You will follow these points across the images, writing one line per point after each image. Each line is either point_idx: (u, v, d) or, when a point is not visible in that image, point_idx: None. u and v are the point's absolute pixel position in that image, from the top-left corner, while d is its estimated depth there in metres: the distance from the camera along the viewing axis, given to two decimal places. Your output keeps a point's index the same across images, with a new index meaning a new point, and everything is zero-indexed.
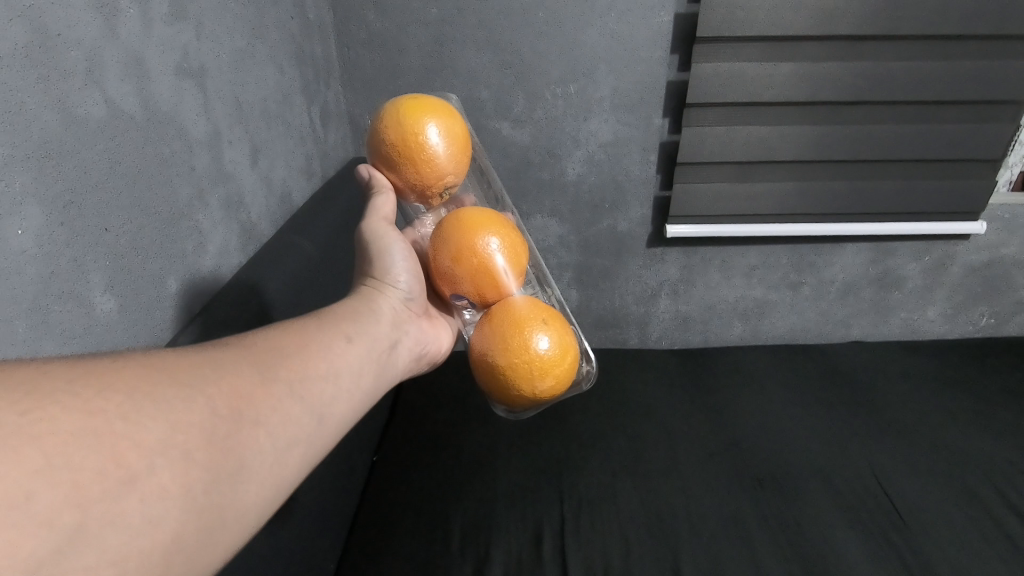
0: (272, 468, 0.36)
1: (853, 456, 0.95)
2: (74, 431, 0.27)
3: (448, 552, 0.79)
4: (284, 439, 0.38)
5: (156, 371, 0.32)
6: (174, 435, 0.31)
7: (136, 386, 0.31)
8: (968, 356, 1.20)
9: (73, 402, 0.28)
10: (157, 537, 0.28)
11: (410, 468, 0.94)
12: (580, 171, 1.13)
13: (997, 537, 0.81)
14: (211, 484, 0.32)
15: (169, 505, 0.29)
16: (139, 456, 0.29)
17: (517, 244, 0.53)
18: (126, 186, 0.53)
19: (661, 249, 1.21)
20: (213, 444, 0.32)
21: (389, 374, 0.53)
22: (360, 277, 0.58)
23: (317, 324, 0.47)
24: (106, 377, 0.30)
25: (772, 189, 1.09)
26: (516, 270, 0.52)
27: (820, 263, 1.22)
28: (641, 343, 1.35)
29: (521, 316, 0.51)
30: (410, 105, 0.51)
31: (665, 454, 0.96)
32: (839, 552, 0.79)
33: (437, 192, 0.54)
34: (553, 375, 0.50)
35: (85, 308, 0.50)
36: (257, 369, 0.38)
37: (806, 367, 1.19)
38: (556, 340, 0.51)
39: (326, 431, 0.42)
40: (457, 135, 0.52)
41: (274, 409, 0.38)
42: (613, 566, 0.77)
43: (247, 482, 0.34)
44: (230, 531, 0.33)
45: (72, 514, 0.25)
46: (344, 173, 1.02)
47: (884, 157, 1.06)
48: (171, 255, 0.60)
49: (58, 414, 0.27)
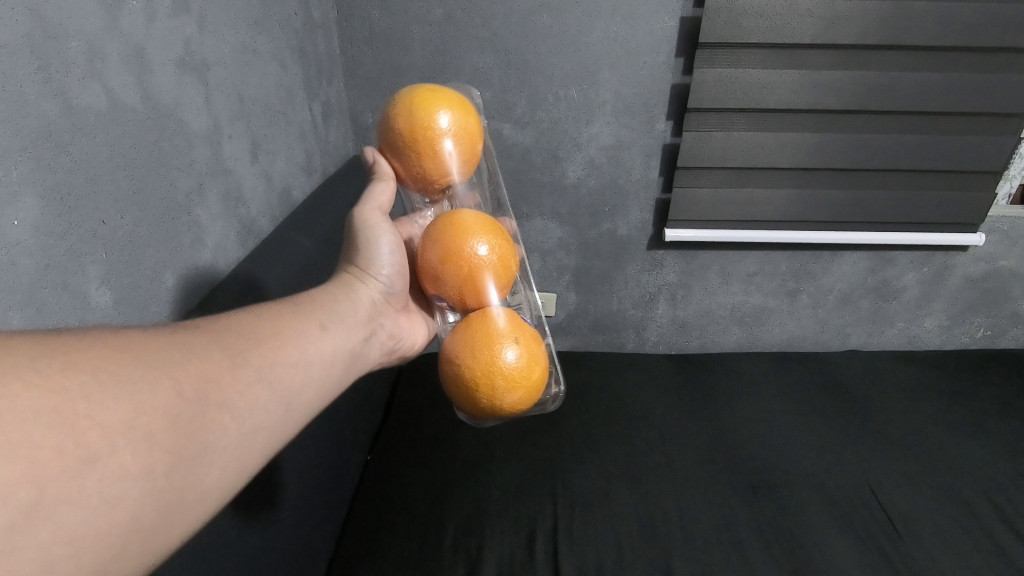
0: (236, 452, 0.36)
1: (847, 464, 0.95)
2: (33, 408, 0.27)
3: (439, 551, 0.79)
4: (250, 424, 0.38)
5: (123, 351, 0.32)
6: (137, 416, 0.30)
7: (101, 365, 0.30)
8: (964, 366, 1.20)
9: (36, 379, 0.27)
10: (114, 518, 0.28)
11: (403, 466, 0.94)
12: (581, 174, 1.13)
13: (990, 548, 0.81)
14: (173, 466, 0.31)
15: (129, 485, 0.29)
16: (100, 437, 0.28)
17: (508, 255, 0.53)
18: (122, 175, 0.53)
19: (661, 253, 1.21)
20: (178, 427, 0.32)
21: (361, 364, 0.53)
22: (342, 266, 0.58)
23: (292, 310, 0.47)
24: (71, 355, 0.30)
25: (771, 196, 1.09)
26: (502, 284, 0.52)
27: (819, 270, 1.22)
28: (638, 347, 1.35)
29: (496, 329, 0.50)
30: (424, 96, 0.51)
31: (660, 459, 0.96)
32: (832, 560, 0.79)
33: (439, 185, 0.54)
34: (518, 396, 0.51)
35: (80, 299, 0.49)
36: (226, 353, 0.38)
37: (802, 374, 1.19)
38: (529, 362, 0.51)
39: (292, 417, 0.42)
40: (469, 133, 0.51)
41: (243, 393, 0.38)
42: (607, 569, 0.77)
43: (209, 465, 0.34)
44: (189, 513, 0.33)
45: (28, 492, 0.25)
46: (343, 170, 1.01)
47: (883, 168, 1.06)
48: (168, 248, 0.60)
49: (19, 392, 0.26)
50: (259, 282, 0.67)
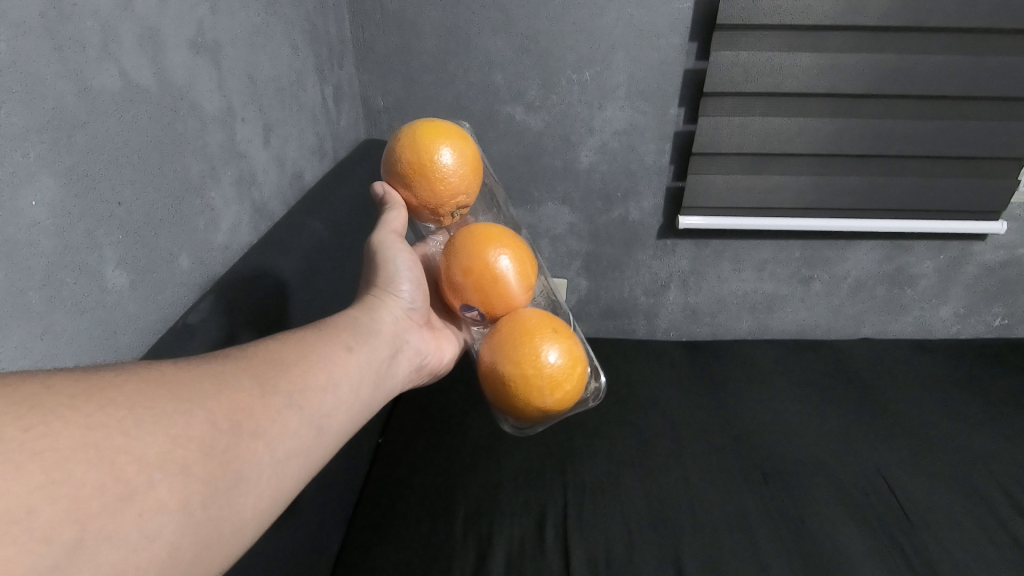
0: (270, 479, 0.37)
1: (859, 451, 0.95)
2: (74, 447, 0.28)
3: (450, 537, 0.80)
4: (283, 451, 0.38)
5: (158, 384, 0.33)
6: (172, 449, 0.31)
7: (138, 400, 0.31)
8: (981, 354, 1.19)
9: (75, 416, 0.28)
10: (154, 551, 0.29)
11: (415, 452, 0.95)
12: (593, 159, 1.12)
13: (1001, 536, 0.81)
14: (208, 498, 0.32)
15: (166, 519, 0.29)
16: (138, 472, 0.29)
17: (525, 256, 0.54)
18: (138, 179, 0.53)
19: (673, 240, 1.20)
20: (211, 457, 0.33)
21: (390, 383, 0.52)
22: (365, 286, 0.58)
23: (318, 333, 0.47)
24: (109, 391, 0.31)
25: (787, 183, 1.08)
26: (525, 283, 0.53)
27: (833, 258, 1.21)
28: (649, 334, 1.34)
29: (530, 328, 0.51)
30: (425, 128, 0.53)
31: (671, 445, 0.96)
32: (843, 548, 0.79)
33: (449, 211, 0.55)
34: (561, 388, 0.50)
35: (98, 282, 0.50)
36: (257, 382, 0.39)
37: (815, 362, 1.18)
38: (564, 352, 0.50)
39: (325, 441, 0.42)
40: (469, 157, 0.54)
41: (273, 421, 0.38)
42: (615, 554, 0.78)
43: (244, 494, 0.34)
44: (225, 543, 0.33)
45: (69, 530, 0.26)
46: (355, 154, 1.01)
47: (903, 153, 1.04)
48: (183, 232, 0.60)
49: (59, 430, 0.27)
50: (270, 270, 0.67)
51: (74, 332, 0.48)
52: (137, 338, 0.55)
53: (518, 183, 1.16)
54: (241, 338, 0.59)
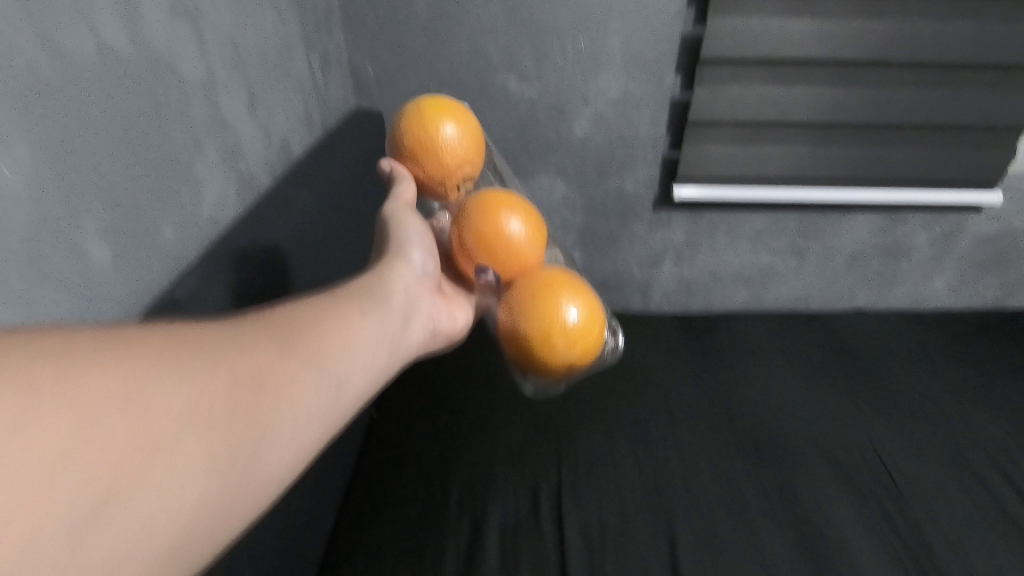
0: (290, 437, 0.38)
1: (851, 423, 0.96)
2: (106, 400, 0.29)
3: (446, 509, 0.81)
4: (303, 411, 0.39)
5: (181, 343, 0.34)
6: (195, 404, 0.32)
7: (162, 356, 0.32)
8: (972, 326, 1.20)
9: (104, 370, 0.29)
10: (182, 499, 0.31)
11: (410, 425, 0.95)
12: (588, 130, 1.10)
13: (987, 505, 0.83)
14: (231, 451, 0.34)
15: (193, 470, 0.31)
16: (162, 425, 0.31)
17: (534, 224, 0.60)
18: (119, 153, 0.52)
19: (668, 212, 1.19)
20: (233, 413, 0.34)
21: (405, 349, 0.53)
22: (377, 254, 0.58)
23: (334, 296, 0.48)
24: (134, 348, 0.32)
25: (784, 153, 1.07)
26: (537, 247, 0.59)
27: (829, 230, 1.20)
28: (643, 307, 1.34)
29: (548, 288, 0.57)
30: (431, 107, 0.59)
31: (664, 416, 0.97)
32: (833, 518, 0.81)
33: (457, 183, 0.61)
34: (581, 340, 0.56)
35: (80, 258, 0.49)
36: (276, 344, 0.39)
37: (808, 334, 1.19)
38: (581, 308, 0.57)
39: (343, 402, 0.43)
40: (472, 133, 0.60)
41: (292, 381, 0.38)
42: (609, 524, 0.79)
43: (263, 451, 0.36)
44: (249, 495, 0.35)
45: (102, 478, 0.27)
46: (344, 125, 0.99)
47: (902, 123, 1.03)
48: (169, 206, 0.58)
49: (89, 382, 0.29)
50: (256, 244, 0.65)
51: (57, 310, 0.47)
52: (124, 315, 0.54)
53: (511, 155, 1.14)
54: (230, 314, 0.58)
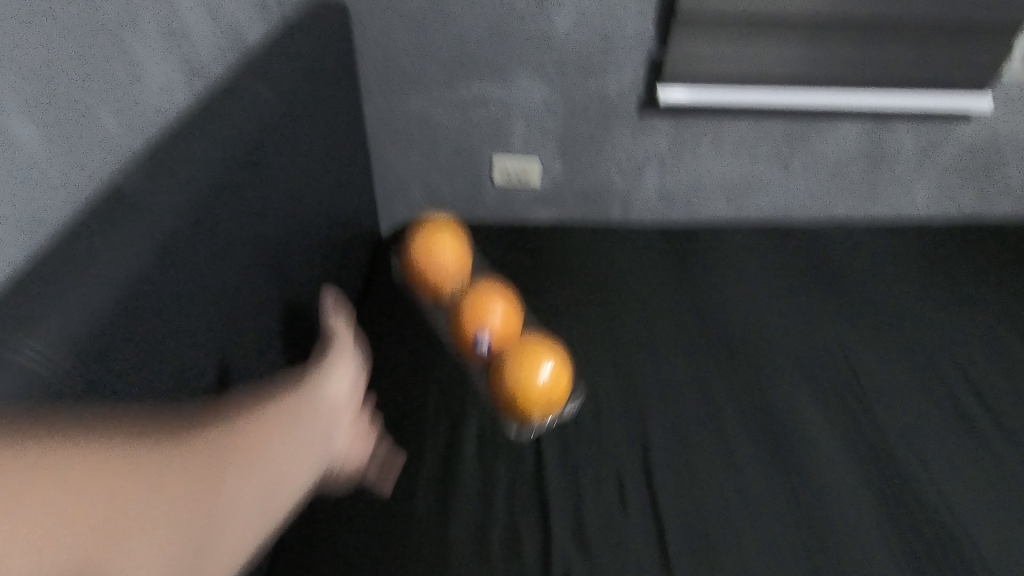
0: (287, 462, 0.38)
1: (823, 329, 0.97)
2: (80, 462, 0.29)
3: (423, 411, 0.82)
4: (295, 441, 0.40)
5: (152, 420, 0.35)
6: (176, 458, 0.33)
7: (136, 434, 0.33)
8: (949, 236, 1.20)
9: (73, 444, 0.30)
10: (180, 539, 0.31)
11: (387, 332, 0.95)
12: (569, 25, 1.04)
13: (946, 401, 0.86)
14: (224, 491, 0.34)
15: (187, 509, 0.32)
16: (142, 472, 0.31)
17: (508, 317, 0.81)
18: (38, 18, 0.47)
19: (652, 117, 1.14)
20: (214, 454, 0.35)
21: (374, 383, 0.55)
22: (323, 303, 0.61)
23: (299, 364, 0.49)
24: (107, 433, 0.32)
25: (777, 52, 1.02)
26: (505, 336, 0.81)
27: (815, 137, 1.17)
28: (625, 218, 1.29)
29: (519, 373, 0.74)
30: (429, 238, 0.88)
31: (640, 323, 0.97)
32: (800, 415, 0.83)
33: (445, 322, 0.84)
34: (552, 388, 0.75)
35: (8, 135, 0.44)
36: (248, 394, 0.41)
37: (786, 244, 1.18)
38: (546, 379, 0.74)
39: (330, 423, 0.44)
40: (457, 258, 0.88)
41: (270, 414, 0.39)
42: (584, 422, 0.81)
43: (260, 474, 0.36)
44: (254, 522, 0.35)
45: (89, 533, 0.28)
46: (305, 14, 0.91)
47: (899, 18, 0.98)
48: (104, 87, 0.54)
49: (59, 452, 0.29)
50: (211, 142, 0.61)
51: None
52: (65, 205, 0.50)
53: (487, 53, 1.08)
54: (185, 215, 0.55)
